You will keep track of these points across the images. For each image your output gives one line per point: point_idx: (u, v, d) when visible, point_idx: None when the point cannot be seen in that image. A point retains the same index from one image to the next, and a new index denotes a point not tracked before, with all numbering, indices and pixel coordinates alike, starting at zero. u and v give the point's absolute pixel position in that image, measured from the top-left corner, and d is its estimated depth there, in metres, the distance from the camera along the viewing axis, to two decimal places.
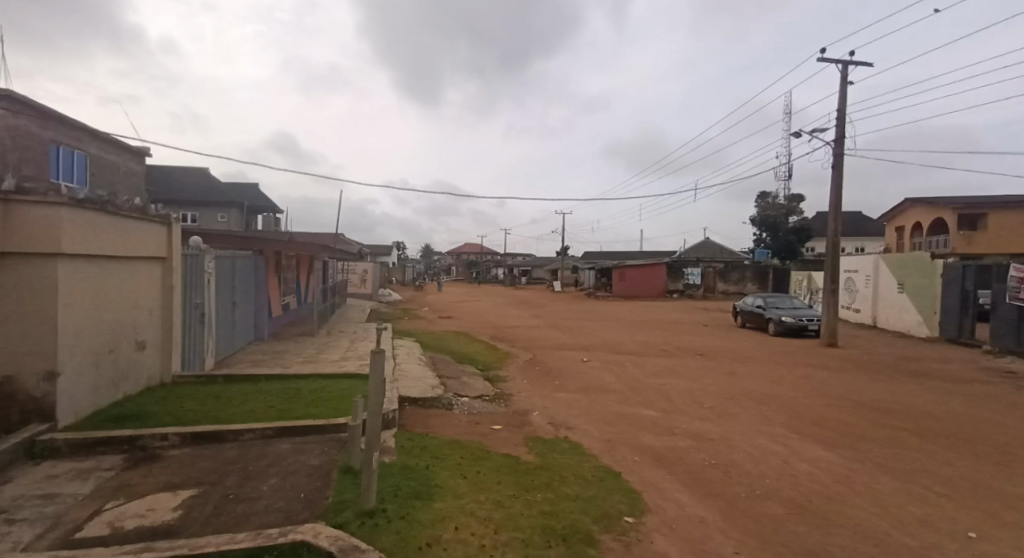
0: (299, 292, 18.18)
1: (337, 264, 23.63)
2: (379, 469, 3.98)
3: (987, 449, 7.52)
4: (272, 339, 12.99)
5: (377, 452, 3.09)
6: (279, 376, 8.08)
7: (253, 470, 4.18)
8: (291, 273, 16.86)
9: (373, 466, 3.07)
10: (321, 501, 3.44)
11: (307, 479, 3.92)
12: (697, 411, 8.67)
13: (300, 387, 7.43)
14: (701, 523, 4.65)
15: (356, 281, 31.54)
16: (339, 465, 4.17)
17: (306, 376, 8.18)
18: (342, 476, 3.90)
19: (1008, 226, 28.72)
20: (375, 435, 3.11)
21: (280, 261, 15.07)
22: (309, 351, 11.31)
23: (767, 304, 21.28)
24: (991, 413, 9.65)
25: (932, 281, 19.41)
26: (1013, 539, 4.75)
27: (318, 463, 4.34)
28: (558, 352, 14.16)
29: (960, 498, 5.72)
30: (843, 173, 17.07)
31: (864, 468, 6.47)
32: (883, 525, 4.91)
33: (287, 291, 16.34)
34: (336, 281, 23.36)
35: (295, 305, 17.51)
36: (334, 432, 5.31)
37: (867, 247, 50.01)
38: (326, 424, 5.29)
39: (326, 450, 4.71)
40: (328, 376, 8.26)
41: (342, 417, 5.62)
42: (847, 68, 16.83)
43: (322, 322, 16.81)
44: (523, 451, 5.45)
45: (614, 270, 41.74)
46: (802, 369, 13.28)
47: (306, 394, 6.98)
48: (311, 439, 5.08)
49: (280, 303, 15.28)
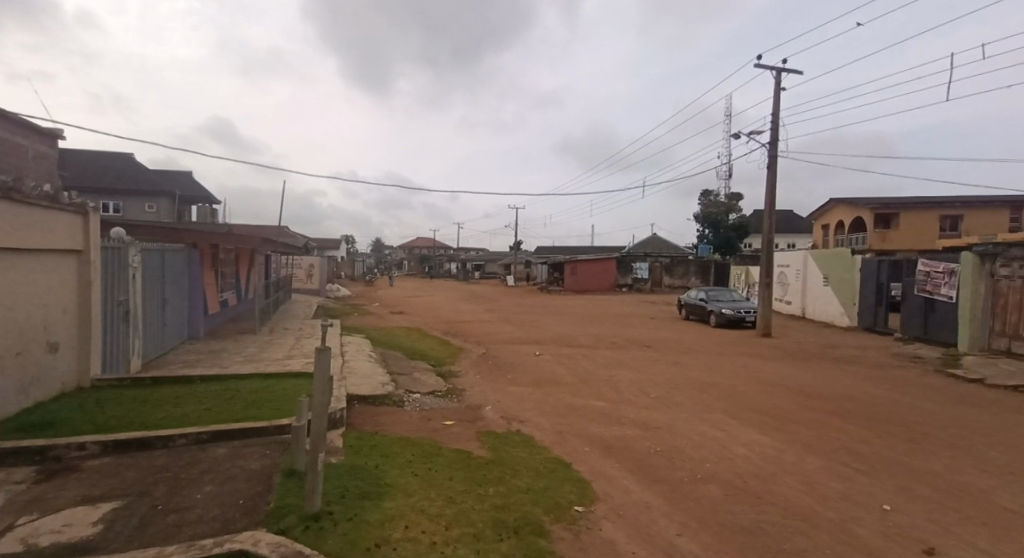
0: (239, 287, 17.41)
1: (280, 258, 22.78)
2: (324, 471, 3.90)
3: (900, 428, 8.23)
4: (207, 338, 12.38)
5: (323, 454, 3.00)
6: (214, 376, 7.72)
7: (185, 478, 4.00)
8: (229, 268, 16.11)
9: (319, 469, 3.01)
10: (262, 507, 3.35)
11: (246, 484, 3.80)
12: (643, 401, 8.99)
13: (238, 388, 7.14)
14: (647, 508, 4.86)
15: (302, 276, 30.50)
16: (281, 468, 4.06)
17: (244, 376, 7.87)
18: (285, 479, 3.81)
19: (917, 225, 31.33)
20: (321, 432, 2.97)
21: (216, 255, 14.37)
22: (250, 350, 10.86)
23: (709, 297, 22.25)
24: (904, 395, 10.55)
25: (853, 274, 20.93)
26: (920, 509, 5.24)
27: (258, 467, 4.20)
28: (510, 346, 14.27)
29: (876, 473, 6.23)
30: (776, 173, 18.07)
31: (794, 449, 6.93)
32: (810, 501, 5.28)
33: (225, 287, 15.61)
34: (280, 277, 22.53)
35: (234, 302, 16.76)
36: (275, 434, 5.15)
37: (798, 243, 53.17)
38: (266, 427, 5.13)
39: (267, 454, 4.56)
40: (269, 376, 7.98)
41: (284, 419, 5.46)
42: (780, 74, 17.80)
43: (263, 319, 16.17)
44: (475, 446, 5.49)
45: (565, 264, 42.38)
46: (741, 359, 14.02)
47: (246, 395, 6.72)
48: (250, 443, 4.91)
49: (217, 300, 14.57)
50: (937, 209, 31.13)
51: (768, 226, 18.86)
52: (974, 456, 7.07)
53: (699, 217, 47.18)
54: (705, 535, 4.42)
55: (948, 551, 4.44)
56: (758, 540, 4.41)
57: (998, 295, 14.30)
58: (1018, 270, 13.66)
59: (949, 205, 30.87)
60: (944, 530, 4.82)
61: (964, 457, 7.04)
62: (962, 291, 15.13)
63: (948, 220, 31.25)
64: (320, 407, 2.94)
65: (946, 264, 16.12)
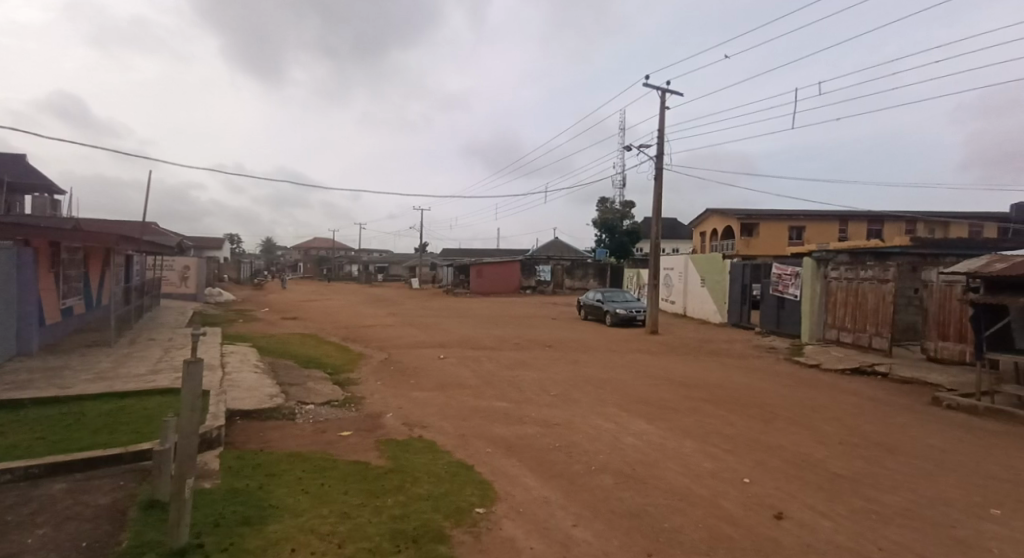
0: (87, 292, 15.34)
1: (144, 258, 20.41)
2: (193, 499, 3.61)
3: (763, 411, 9.32)
4: (44, 353, 10.77)
5: (189, 482, 2.76)
6: (52, 400, 6.77)
7: (12, 522, 3.49)
8: (75, 269, 14.14)
9: (184, 497, 2.75)
10: (112, 547, 3.04)
11: (94, 523, 3.41)
12: (544, 399, 9.31)
13: (86, 412, 6.34)
14: (546, 503, 5.06)
15: (173, 279, 27.60)
16: (139, 500, 3.70)
17: (93, 397, 6.99)
18: (143, 512, 3.48)
19: (773, 234, 35.67)
20: (189, 454, 2.62)
21: (56, 255, 12.54)
22: (104, 365, 9.64)
23: (605, 298, 23.55)
24: (767, 382, 11.95)
25: (724, 276, 23.28)
26: (775, 481, 5.99)
27: (110, 501, 3.79)
28: (413, 350, 14.08)
29: (742, 452, 7.02)
30: (662, 184, 19.60)
31: (676, 436, 7.58)
32: (688, 482, 5.83)
33: (69, 292, 13.69)
34: (146, 279, 20.21)
35: (82, 308, 14.74)
36: (131, 462, 4.66)
37: (681, 249, 58.00)
38: (120, 454, 4.63)
39: (121, 486, 4.12)
40: (125, 396, 7.16)
41: (143, 444, 4.95)
42: (666, 94, 19.38)
43: (120, 328, 14.39)
44: (374, 456, 5.38)
45: (471, 267, 42.57)
46: (632, 355, 14.99)
47: (97, 419, 6.00)
48: (99, 474, 4.40)
49: (57, 308, 12.73)
50: (788, 220, 35.49)
51: (655, 231, 20.29)
52: (818, 432, 8.22)
53: (596, 222, 49.66)
54: (598, 523, 4.71)
55: (796, 515, 5.13)
56: (643, 521, 4.80)
57: (830, 293, 16.80)
58: (843, 272, 16.15)
59: (798, 217, 35.29)
60: (794, 498, 5.56)
61: (811, 433, 8.16)
62: (806, 290, 17.58)
63: (796, 230, 35.62)
64: (186, 431, 2.59)
65: (794, 267, 18.55)
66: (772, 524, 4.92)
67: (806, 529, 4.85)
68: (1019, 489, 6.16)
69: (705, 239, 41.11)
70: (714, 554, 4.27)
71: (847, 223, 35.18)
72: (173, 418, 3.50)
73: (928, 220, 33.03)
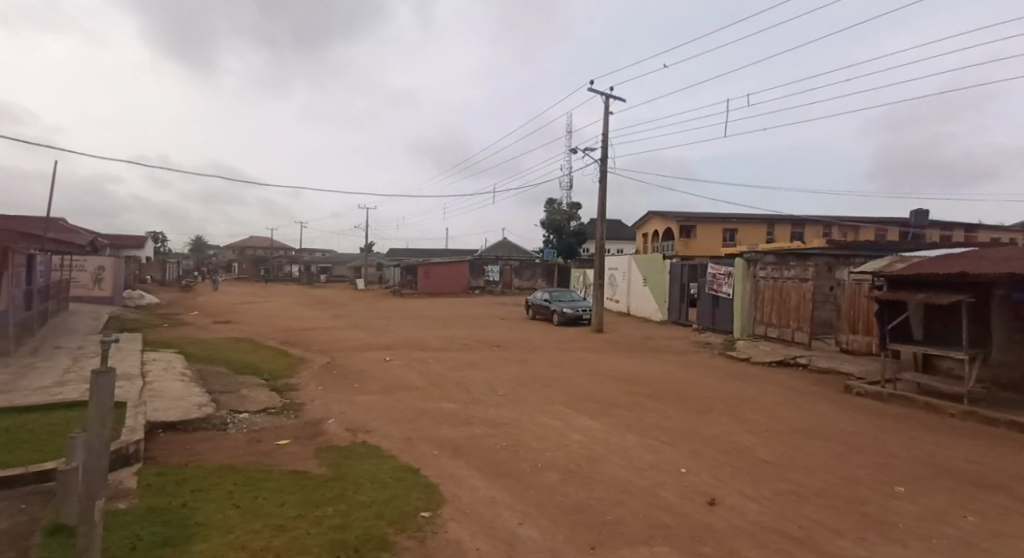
0: None
1: (52, 258, 18.71)
2: (108, 522, 3.36)
3: (700, 404, 9.75)
4: None
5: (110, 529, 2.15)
6: None
7: None
8: None
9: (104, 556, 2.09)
10: None
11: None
12: (491, 399, 9.33)
13: None
14: (492, 502, 5.08)
15: (86, 281, 25.38)
16: (45, 525, 3.40)
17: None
18: (49, 538, 3.21)
19: (709, 235, 37.42)
20: (103, 476, 2.12)
21: None
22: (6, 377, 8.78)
23: (552, 298, 23.84)
24: (704, 376, 12.51)
25: (664, 276, 24.16)
26: (711, 470, 6.29)
27: (10, 528, 3.46)
28: (356, 353, 13.71)
29: (680, 444, 7.31)
30: (606, 187, 20.09)
31: (619, 431, 7.80)
32: (630, 475, 6.00)
33: None
34: (54, 282, 18.53)
35: None
36: (36, 483, 4.28)
37: (625, 250, 59.68)
38: (24, 475, 4.24)
39: (22, 511, 3.77)
40: (30, 410, 6.57)
41: (51, 462, 4.56)
42: (610, 99, 19.89)
43: (24, 335, 13.12)
44: (313, 464, 5.20)
45: (418, 267, 41.96)
46: (578, 353, 15.28)
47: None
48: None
49: None
50: (722, 223, 37.28)
51: (600, 233, 20.72)
52: (749, 422, 8.68)
53: (543, 223, 50.23)
54: (543, 520, 4.76)
55: (729, 501, 5.40)
56: (587, 515, 4.90)
57: (759, 291, 17.91)
58: (770, 271, 17.42)
59: (731, 220, 37.11)
60: (727, 485, 5.85)
61: (743, 423, 8.61)
62: (737, 288, 18.63)
63: (729, 232, 37.46)
64: (101, 450, 2.05)
65: (727, 267, 19.54)
66: (707, 510, 5.15)
67: (737, 514, 5.12)
68: (921, 467, 6.77)
69: (648, 240, 42.48)
70: (654, 543, 4.43)
71: (773, 226, 37.34)
72: (81, 435, 3.23)
73: (844, 224, 35.67)
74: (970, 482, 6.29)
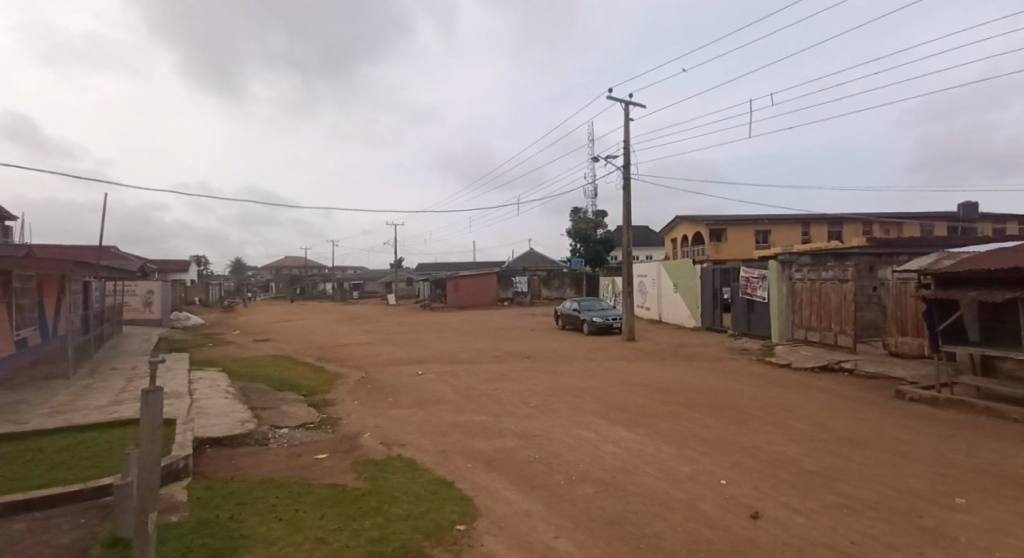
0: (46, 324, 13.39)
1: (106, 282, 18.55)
2: (160, 535, 3.29)
3: (731, 411, 9.55)
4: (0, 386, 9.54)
5: (155, 516, 2.29)
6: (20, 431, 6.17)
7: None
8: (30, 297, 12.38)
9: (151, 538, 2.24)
10: None
11: None
12: (522, 411, 9.19)
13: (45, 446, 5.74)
14: (527, 516, 4.86)
15: (135, 304, 25.43)
16: (104, 537, 3.27)
17: (60, 429, 6.37)
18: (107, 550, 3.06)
19: (739, 238, 36.50)
20: (152, 488, 2.30)
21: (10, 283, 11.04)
22: (62, 397, 8.71)
23: (582, 308, 23.53)
24: (734, 382, 12.24)
25: (695, 281, 23.68)
26: (747, 482, 6.10)
27: (71, 539, 3.35)
28: (390, 368, 13.39)
29: (715, 453, 7.15)
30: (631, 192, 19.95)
31: (651, 441, 7.64)
32: (666, 487, 5.86)
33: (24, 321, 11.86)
34: (105, 306, 18.27)
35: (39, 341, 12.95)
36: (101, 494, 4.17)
37: (654, 256, 58.48)
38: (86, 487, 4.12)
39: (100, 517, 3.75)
40: (95, 426, 6.57)
41: (106, 476, 4.53)
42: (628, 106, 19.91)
43: (84, 360, 12.79)
44: (351, 478, 5.17)
45: (447, 280, 41.51)
46: (608, 362, 15.07)
47: (53, 454, 5.39)
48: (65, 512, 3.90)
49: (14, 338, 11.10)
50: (753, 225, 36.16)
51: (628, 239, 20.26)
52: (793, 431, 8.39)
53: (572, 232, 49.65)
54: (578, 533, 4.56)
55: (772, 515, 5.22)
56: (624, 528, 4.74)
57: (796, 294, 17.41)
58: (807, 274, 16.92)
59: (762, 221, 36.02)
60: (769, 498, 5.65)
61: (782, 431, 8.37)
62: (772, 291, 18.25)
63: (762, 233, 36.32)
64: (154, 457, 2.26)
65: (759, 271, 19.12)
66: (749, 524, 4.97)
67: (779, 526, 4.94)
68: (977, 476, 6.43)
69: (677, 245, 41.74)
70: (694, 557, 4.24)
71: (808, 225, 36.10)
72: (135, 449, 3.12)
73: (879, 221, 34.15)
74: (1017, 487, 6.01)
